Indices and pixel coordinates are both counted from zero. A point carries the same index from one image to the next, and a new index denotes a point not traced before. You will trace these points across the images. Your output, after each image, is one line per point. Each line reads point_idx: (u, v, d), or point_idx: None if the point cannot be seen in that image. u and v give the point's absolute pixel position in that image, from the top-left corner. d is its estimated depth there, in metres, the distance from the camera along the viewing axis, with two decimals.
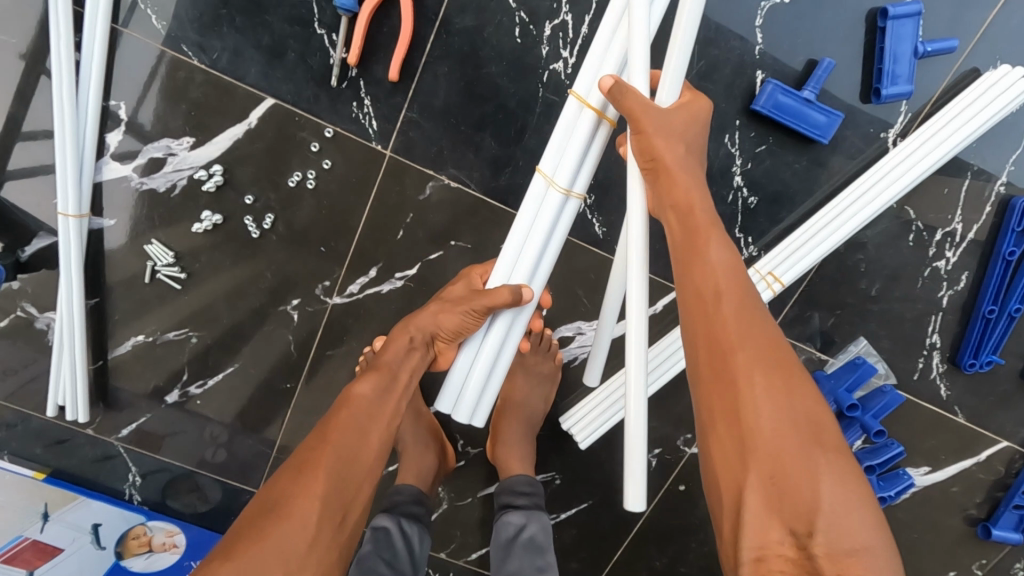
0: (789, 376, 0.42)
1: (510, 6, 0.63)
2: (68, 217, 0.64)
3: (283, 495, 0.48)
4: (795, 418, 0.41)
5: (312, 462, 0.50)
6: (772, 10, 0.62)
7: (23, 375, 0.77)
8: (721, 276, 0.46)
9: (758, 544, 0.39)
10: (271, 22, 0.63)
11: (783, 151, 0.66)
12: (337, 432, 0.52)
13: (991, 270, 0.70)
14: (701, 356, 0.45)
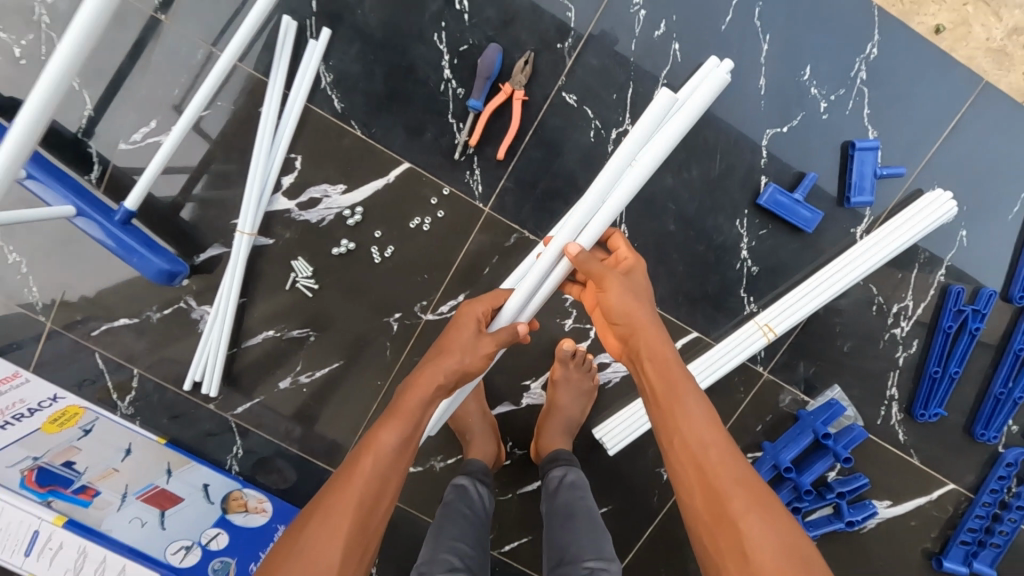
0: (765, 507, 0.57)
1: (591, 116, 0.87)
2: (243, 234, 0.85)
3: (310, 561, 0.55)
4: (782, 543, 0.55)
5: (331, 503, 0.59)
6: (775, 135, 0.86)
7: (170, 354, 0.96)
8: (699, 432, 0.62)
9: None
10: (415, 110, 0.86)
11: (779, 235, 0.89)
12: (361, 489, 0.60)
13: (935, 340, 0.91)
14: (700, 508, 0.60)
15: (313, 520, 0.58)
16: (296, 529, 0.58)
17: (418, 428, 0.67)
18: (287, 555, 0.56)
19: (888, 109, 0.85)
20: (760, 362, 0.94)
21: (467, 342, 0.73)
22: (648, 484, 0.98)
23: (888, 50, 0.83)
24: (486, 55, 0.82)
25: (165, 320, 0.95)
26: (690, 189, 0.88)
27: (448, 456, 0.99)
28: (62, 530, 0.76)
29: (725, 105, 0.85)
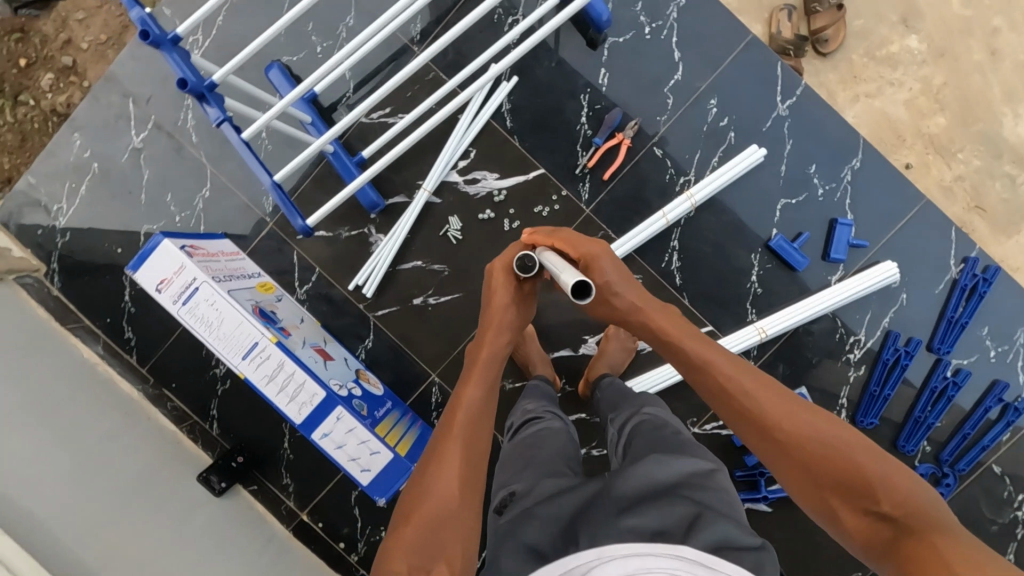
0: (798, 410, 0.73)
1: (669, 165, 1.29)
2: (424, 190, 1.29)
3: (439, 489, 0.77)
4: (824, 438, 0.71)
5: (440, 453, 0.81)
6: (786, 204, 1.28)
7: (343, 263, 1.36)
8: (721, 369, 0.79)
9: (838, 509, 0.69)
10: (556, 136, 1.30)
11: (780, 270, 1.29)
12: (462, 433, 0.83)
13: (876, 367, 1.28)
14: (750, 433, 0.76)
15: (432, 462, 0.80)
16: (420, 477, 0.80)
17: (492, 382, 0.93)
18: (421, 494, 0.78)
19: (863, 202, 1.27)
20: (753, 357, 1.31)
21: (503, 305, 0.98)
22: None
23: (869, 165, 1.27)
24: (610, 115, 1.27)
25: (349, 239, 1.35)
26: (725, 227, 1.29)
27: (517, 380, 1.36)
28: (274, 347, 1.14)
29: (760, 176, 1.28)
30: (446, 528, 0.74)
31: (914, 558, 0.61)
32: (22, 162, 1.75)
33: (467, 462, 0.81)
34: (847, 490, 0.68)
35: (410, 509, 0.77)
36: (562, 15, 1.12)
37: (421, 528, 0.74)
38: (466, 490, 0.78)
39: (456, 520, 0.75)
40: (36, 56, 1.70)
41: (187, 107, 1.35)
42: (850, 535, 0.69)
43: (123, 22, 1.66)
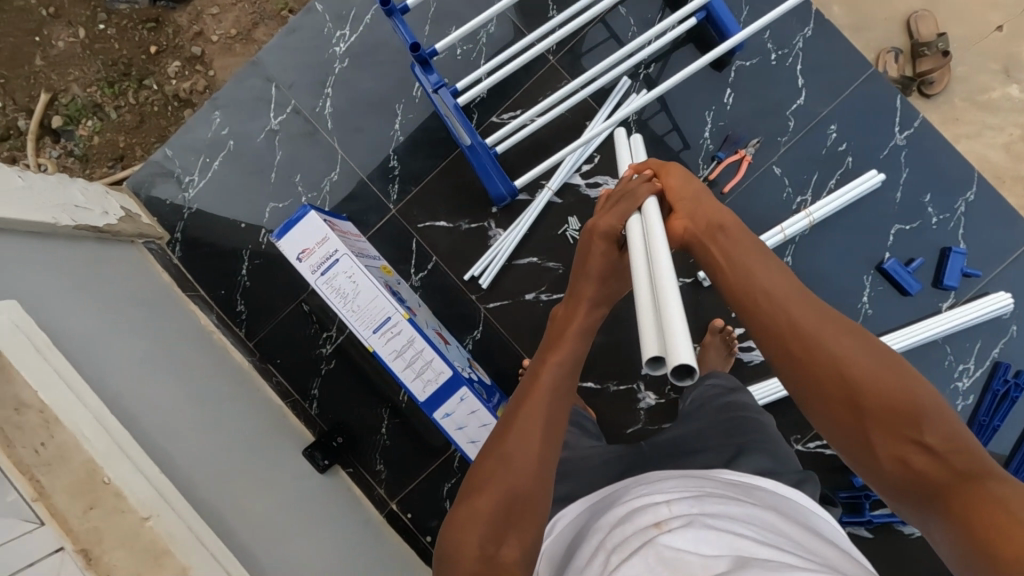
0: (847, 331, 0.66)
1: (786, 184, 1.33)
2: (549, 188, 1.33)
3: (515, 468, 0.70)
4: (882, 362, 0.63)
5: (512, 425, 0.74)
6: (900, 230, 1.32)
7: (459, 254, 1.39)
8: (766, 280, 0.72)
9: (878, 446, 0.62)
10: (678, 149, 1.35)
11: (891, 294, 1.32)
12: (541, 406, 0.74)
13: (985, 398, 1.29)
14: (788, 347, 0.67)
15: (510, 432, 0.73)
16: (492, 449, 0.73)
17: (580, 351, 0.81)
18: (493, 469, 0.71)
19: (975, 234, 1.31)
20: None
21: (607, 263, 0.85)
22: None
23: (982, 199, 1.31)
24: (734, 133, 1.34)
25: (468, 231, 1.39)
26: (839, 248, 1.32)
27: (621, 382, 1.37)
28: (406, 323, 1.16)
29: (875, 201, 1.32)
30: (518, 510, 0.68)
31: (973, 504, 0.55)
32: (138, 141, 1.82)
33: (545, 439, 0.72)
34: (902, 425, 0.60)
35: (479, 477, 0.71)
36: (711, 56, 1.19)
37: (493, 508, 0.68)
38: (539, 469, 0.70)
39: (527, 503, 0.69)
40: (166, 44, 1.80)
41: (325, 96, 1.42)
42: (883, 476, 0.62)
43: (253, 19, 1.76)
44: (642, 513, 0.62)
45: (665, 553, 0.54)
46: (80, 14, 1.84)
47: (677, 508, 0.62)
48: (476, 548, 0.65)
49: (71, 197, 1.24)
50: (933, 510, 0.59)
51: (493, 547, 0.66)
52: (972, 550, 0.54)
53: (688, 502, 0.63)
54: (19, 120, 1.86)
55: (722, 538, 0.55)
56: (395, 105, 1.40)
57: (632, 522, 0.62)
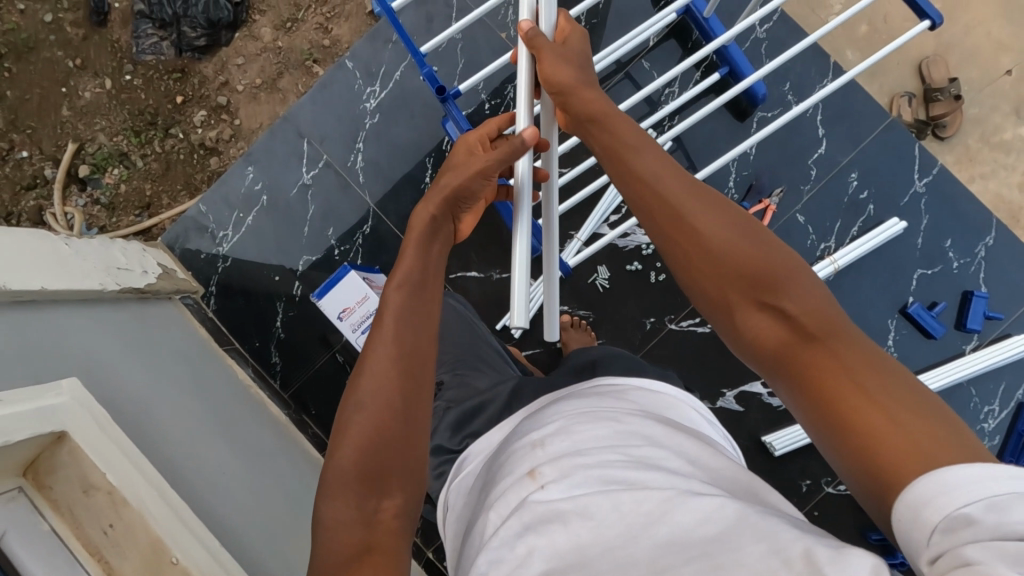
0: (709, 197, 0.70)
1: (810, 230, 1.37)
2: (578, 238, 1.36)
3: (369, 412, 0.69)
4: (736, 224, 0.67)
5: (362, 373, 0.71)
6: (922, 275, 1.35)
7: (491, 303, 1.42)
8: (648, 158, 0.76)
9: (744, 325, 0.65)
10: None
11: (915, 337, 1.35)
12: (394, 345, 0.73)
13: (1011, 438, 1.31)
14: (657, 221, 0.72)
15: (365, 380, 0.71)
16: (345, 402, 0.71)
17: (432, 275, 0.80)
18: (349, 421, 0.69)
19: (996, 276, 1.34)
20: None
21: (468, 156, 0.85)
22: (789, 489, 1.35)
23: (1002, 243, 1.34)
24: (759, 183, 1.37)
25: (499, 281, 1.42)
26: (863, 291, 1.36)
27: None
28: None
29: (897, 246, 1.36)
30: (388, 451, 0.68)
31: (812, 364, 0.57)
32: (164, 189, 1.85)
33: (401, 377, 0.71)
34: (754, 286, 0.64)
35: (340, 434, 0.70)
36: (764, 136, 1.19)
37: (355, 458, 0.67)
38: (404, 405, 0.70)
39: (398, 440, 0.69)
40: (192, 94, 1.84)
41: (356, 150, 1.45)
42: (746, 348, 0.66)
43: (277, 68, 1.80)
44: (520, 462, 0.64)
45: (539, 511, 0.55)
46: (107, 64, 1.88)
47: (551, 452, 0.63)
48: (346, 509, 0.66)
49: (114, 259, 1.27)
50: (782, 377, 0.61)
51: (367, 499, 0.66)
52: (816, 411, 0.56)
53: (562, 438, 0.65)
54: (46, 169, 1.89)
55: (596, 477, 0.57)
56: (425, 157, 1.43)
57: (512, 472, 0.63)
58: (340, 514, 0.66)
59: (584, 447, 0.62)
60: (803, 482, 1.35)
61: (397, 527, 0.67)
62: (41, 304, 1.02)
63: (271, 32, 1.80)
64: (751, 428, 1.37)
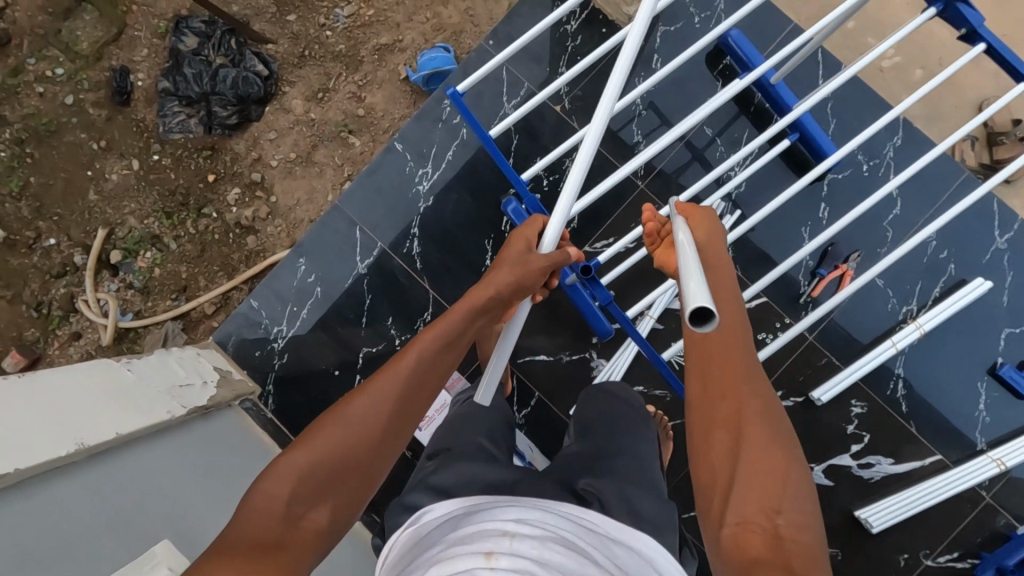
0: (768, 398, 0.70)
1: (889, 294, 1.33)
2: (651, 314, 1.29)
3: (355, 431, 0.73)
4: (778, 431, 0.68)
5: (364, 391, 0.75)
6: (1010, 335, 1.31)
7: (562, 388, 1.37)
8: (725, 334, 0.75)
9: (735, 493, 0.65)
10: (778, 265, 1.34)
11: (1008, 398, 1.30)
12: (397, 382, 0.76)
13: None
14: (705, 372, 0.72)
15: (362, 394, 0.75)
16: (342, 403, 0.75)
17: (451, 343, 0.82)
18: (334, 421, 0.73)
19: None
20: (985, 488, 1.30)
21: (518, 255, 0.91)
22: (886, 563, 1.31)
23: None
24: (835, 248, 1.32)
25: (570, 363, 1.37)
26: (946, 356, 1.32)
27: None
28: None
29: (979, 306, 1.32)
30: (343, 475, 0.71)
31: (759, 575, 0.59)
32: (200, 270, 1.79)
33: (392, 414, 0.75)
34: (761, 477, 0.65)
35: (317, 430, 0.72)
36: (846, 224, 1.12)
37: (317, 464, 0.70)
38: (380, 442, 0.74)
39: (360, 467, 0.72)
40: (224, 171, 1.79)
41: (412, 236, 1.40)
42: (709, 498, 0.68)
43: (312, 141, 1.75)
44: (483, 539, 0.64)
45: None
46: (133, 144, 1.82)
47: (516, 547, 0.63)
48: (278, 498, 0.67)
49: (174, 375, 1.22)
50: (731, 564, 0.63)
51: (300, 503, 0.68)
52: None
53: (532, 540, 0.65)
54: (75, 255, 1.81)
55: None
56: (485, 239, 1.39)
57: (472, 544, 0.64)
58: (273, 499, 0.67)
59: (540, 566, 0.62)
60: (900, 556, 1.31)
61: (310, 543, 0.68)
62: (116, 450, 0.97)
63: (302, 104, 1.77)
64: (840, 502, 1.33)
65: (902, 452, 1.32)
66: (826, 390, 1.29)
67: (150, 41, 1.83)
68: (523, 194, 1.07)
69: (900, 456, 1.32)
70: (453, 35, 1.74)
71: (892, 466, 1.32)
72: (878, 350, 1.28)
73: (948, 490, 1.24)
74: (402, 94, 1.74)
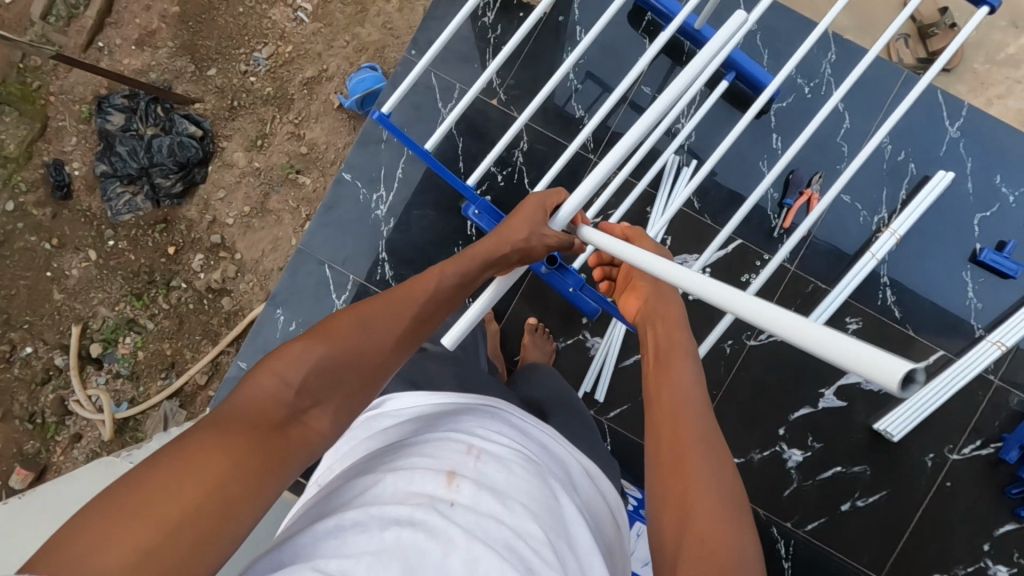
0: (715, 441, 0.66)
1: (859, 208, 1.34)
2: None
3: (370, 338, 0.74)
4: (721, 479, 0.63)
5: (385, 303, 0.79)
6: (983, 218, 1.32)
7: (564, 373, 1.37)
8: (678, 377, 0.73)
9: (689, 517, 0.61)
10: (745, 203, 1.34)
11: (993, 281, 1.32)
12: (414, 305, 0.80)
13: None
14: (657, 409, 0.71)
15: (381, 309, 0.78)
16: (358, 309, 0.77)
17: (468, 281, 0.88)
18: (349, 321, 0.74)
19: None
20: (992, 372, 1.32)
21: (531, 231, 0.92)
22: (915, 467, 1.33)
23: None
24: (795, 175, 1.32)
25: (566, 348, 1.37)
26: (926, 253, 1.33)
27: (764, 449, 1.36)
28: None
29: (946, 198, 1.33)
30: (348, 376, 0.71)
31: None
32: (183, 344, 1.76)
33: (405, 331, 0.78)
34: (696, 520, 0.60)
35: (334, 328, 0.73)
36: (801, 143, 1.11)
37: (329, 355, 0.70)
38: (390, 355, 0.76)
39: (366, 371, 0.73)
40: (183, 240, 1.76)
41: (382, 261, 1.39)
42: (665, 525, 0.63)
43: (262, 190, 1.73)
44: (447, 456, 0.61)
45: (433, 515, 0.52)
46: (85, 235, 1.78)
47: (481, 468, 0.60)
48: (289, 382, 0.66)
49: None
50: None
51: (308, 396, 0.67)
52: None
53: (497, 462, 0.62)
54: (56, 357, 1.78)
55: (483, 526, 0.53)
56: (454, 247, 1.38)
57: (438, 457, 0.61)
58: (284, 381, 0.66)
59: (511, 486, 0.59)
60: (927, 456, 1.32)
61: (306, 440, 0.65)
62: None
63: (244, 156, 1.74)
64: (858, 419, 1.34)
65: (907, 357, 1.33)
66: (819, 315, 1.30)
67: (76, 128, 1.79)
68: (473, 198, 1.05)
69: (905, 362, 1.33)
70: (377, 52, 1.72)
71: None
72: (859, 265, 1.29)
73: (956, 382, 1.26)
74: (340, 122, 1.72)
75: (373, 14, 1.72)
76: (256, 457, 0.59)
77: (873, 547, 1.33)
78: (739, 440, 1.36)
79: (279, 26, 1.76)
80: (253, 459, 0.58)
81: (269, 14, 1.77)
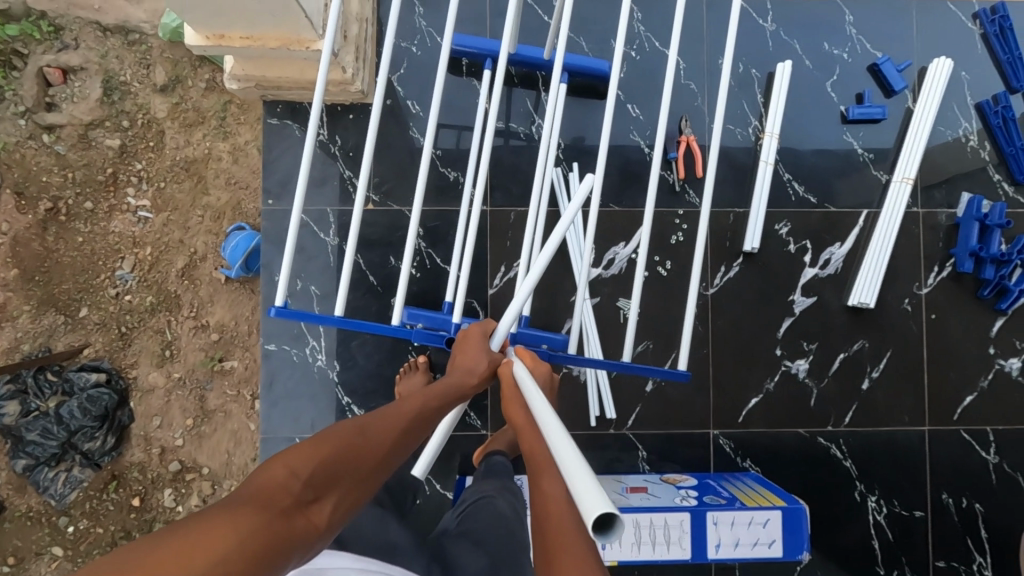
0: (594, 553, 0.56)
1: (733, 130, 1.40)
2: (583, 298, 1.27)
3: (378, 441, 0.72)
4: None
5: (388, 411, 0.78)
6: (833, 83, 1.41)
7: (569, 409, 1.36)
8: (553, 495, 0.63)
9: None
10: (639, 175, 1.37)
11: (871, 129, 1.41)
12: (413, 413, 0.81)
13: (997, 134, 1.39)
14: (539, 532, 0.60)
15: (380, 414, 0.77)
16: (368, 415, 0.76)
17: (454, 395, 0.89)
18: (361, 424, 0.73)
19: (877, 38, 1.42)
20: (913, 204, 1.40)
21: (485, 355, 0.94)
22: (902, 319, 1.39)
23: (858, 12, 1.43)
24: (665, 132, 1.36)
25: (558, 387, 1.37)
26: (806, 136, 1.41)
27: (773, 375, 1.38)
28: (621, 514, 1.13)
29: (795, 82, 1.42)
30: (355, 475, 0.68)
31: None
32: None
33: (403, 434, 0.76)
34: None
35: (348, 427, 0.72)
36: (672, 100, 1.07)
37: (342, 452, 0.68)
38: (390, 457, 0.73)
39: (369, 471, 0.69)
40: (144, 485, 1.63)
41: (349, 405, 1.34)
42: None
43: (196, 396, 1.63)
44: None
45: None
46: (40, 536, 1.62)
47: None
48: (298, 473, 0.63)
49: None
50: None
51: (314, 489, 0.63)
52: None
53: None
54: None
55: None
56: (409, 354, 1.35)
57: None
58: (296, 471, 0.63)
59: None
60: (905, 303, 1.39)
61: (308, 536, 0.59)
62: None
63: (161, 373, 1.64)
64: (834, 305, 1.39)
65: (842, 233, 1.39)
66: (752, 237, 1.36)
67: None
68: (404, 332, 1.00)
69: (842, 236, 1.39)
70: (236, 210, 1.66)
71: (842, 248, 1.39)
72: (761, 178, 1.36)
73: (890, 231, 1.37)
74: (237, 292, 1.64)
75: (213, 177, 1.66)
76: (259, 544, 0.54)
77: (907, 404, 1.39)
78: (749, 380, 1.38)
79: (127, 234, 1.67)
80: (256, 543, 0.54)
81: (111, 229, 1.67)
